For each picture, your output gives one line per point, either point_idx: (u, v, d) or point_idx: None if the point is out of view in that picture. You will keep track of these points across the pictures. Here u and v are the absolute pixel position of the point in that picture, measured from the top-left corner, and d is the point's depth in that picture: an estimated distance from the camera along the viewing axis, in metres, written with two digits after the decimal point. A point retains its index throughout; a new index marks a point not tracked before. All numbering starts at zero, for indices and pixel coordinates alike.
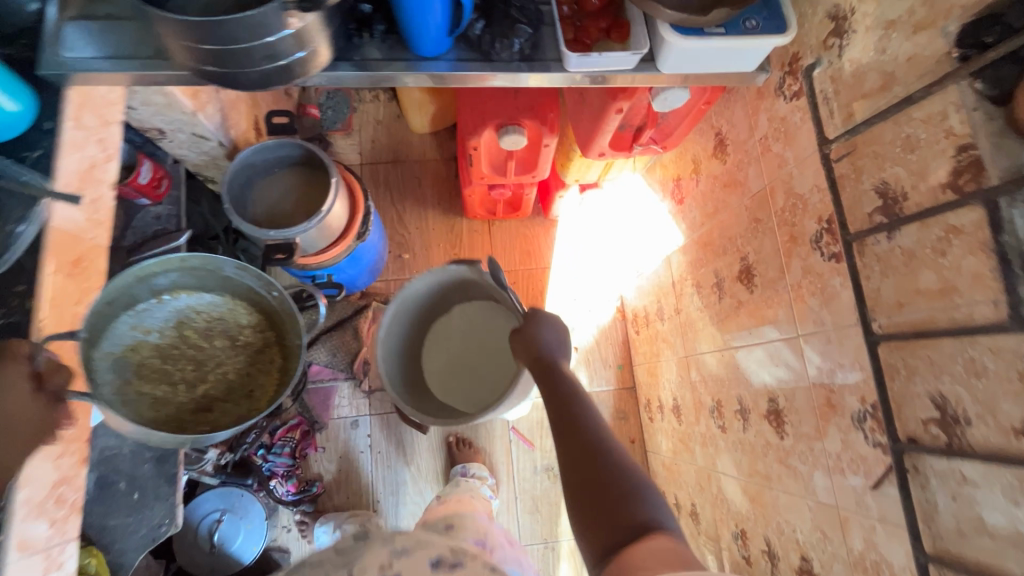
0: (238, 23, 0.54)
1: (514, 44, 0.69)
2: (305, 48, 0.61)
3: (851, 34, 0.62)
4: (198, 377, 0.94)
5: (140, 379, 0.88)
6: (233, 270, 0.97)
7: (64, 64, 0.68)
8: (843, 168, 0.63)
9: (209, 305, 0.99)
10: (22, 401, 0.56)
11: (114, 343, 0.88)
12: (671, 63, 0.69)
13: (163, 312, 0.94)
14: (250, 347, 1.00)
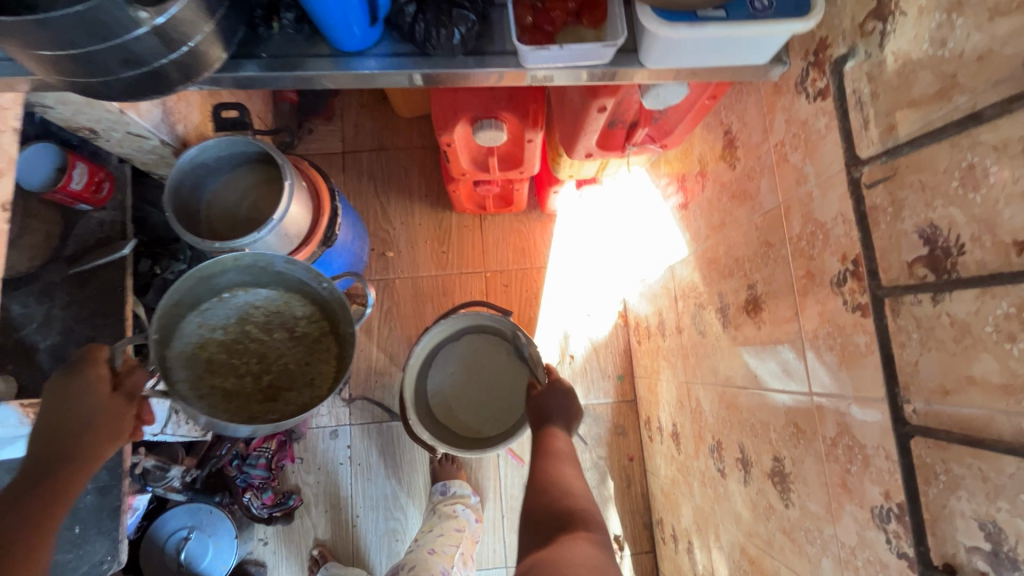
0: (73, 23, 0.42)
1: (454, 35, 0.54)
2: (181, 49, 0.48)
3: (897, 16, 0.46)
4: (263, 369, 0.89)
5: (210, 373, 0.86)
6: (281, 263, 0.88)
7: None
8: (876, 198, 0.48)
9: (267, 298, 0.92)
10: (101, 399, 0.69)
11: (183, 341, 0.86)
12: (656, 57, 0.54)
13: (225, 309, 0.90)
14: (311, 338, 0.92)
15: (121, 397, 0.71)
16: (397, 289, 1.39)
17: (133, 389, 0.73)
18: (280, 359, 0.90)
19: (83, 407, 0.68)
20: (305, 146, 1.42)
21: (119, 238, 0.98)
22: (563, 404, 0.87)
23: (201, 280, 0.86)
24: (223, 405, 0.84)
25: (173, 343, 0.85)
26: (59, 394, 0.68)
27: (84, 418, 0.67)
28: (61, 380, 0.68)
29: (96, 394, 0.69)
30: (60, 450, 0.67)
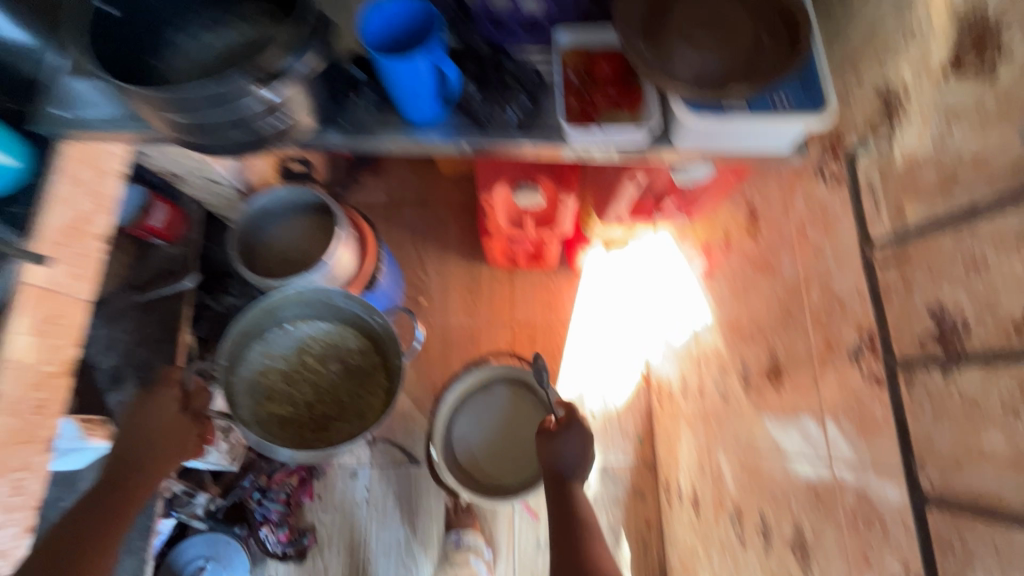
0: (201, 94, 0.52)
1: (510, 116, 0.62)
2: (279, 118, 0.58)
3: (903, 118, 0.52)
4: (315, 398, 1.04)
5: (270, 400, 1.02)
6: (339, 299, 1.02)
7: (61, 122, 0.67)
8: (889, 277, 0.52)
9: (325, 333, 1.07)
10: (173, 415, 0.88)
11: (250, 368, 1.02)
12: (687, 138, 0.61)
13: (287, 341, 1.05)
14: (357, 371, 1.05)
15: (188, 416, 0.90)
16: (427, 335, 1.45)
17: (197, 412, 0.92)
18: (331, 389, 1.05)
19: (161, 421, 0.86)
20: (354, 197, 1.54)
21: (182, 269, 1.08)
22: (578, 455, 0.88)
23: (266, 313, 1.01)
24: (280, 430, 1.00)
25: (242, 368, 1.01)
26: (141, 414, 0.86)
27: (160, 431, 0.85)
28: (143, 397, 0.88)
29: (173, 411, 0.88)
30: (135, 460, 0.82)
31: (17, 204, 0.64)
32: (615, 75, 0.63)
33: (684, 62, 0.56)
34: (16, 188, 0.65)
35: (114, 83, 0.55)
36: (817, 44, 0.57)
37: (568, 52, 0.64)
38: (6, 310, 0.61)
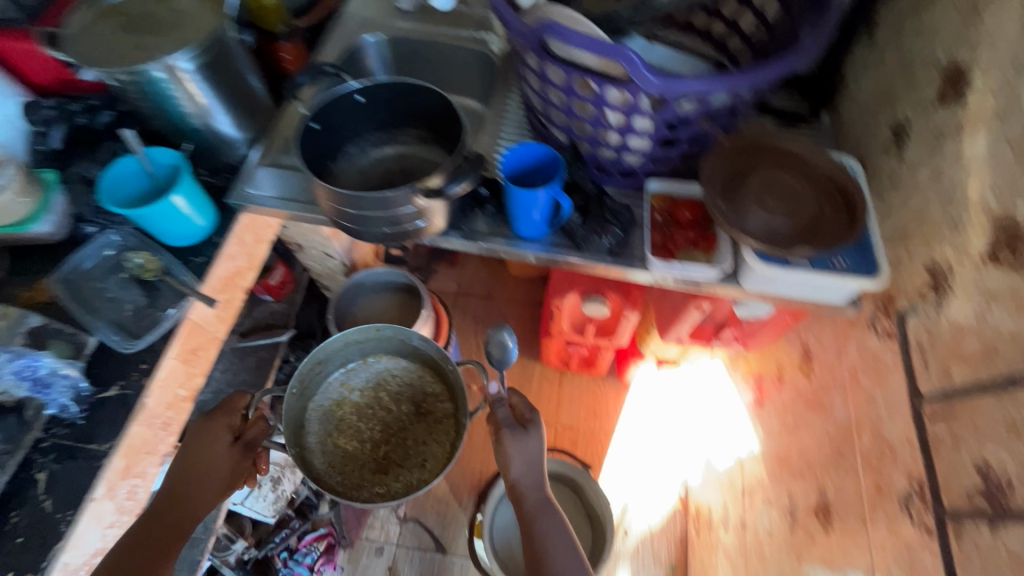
0: (375, 199, 0.68)
1: (603, 241, 0.75)
2: (422, 220, 0.73)
3: (949, 292, 0.60)
4: (383, 439, 0.97)
5: (339, 432, 0.97)
6: (416, 338, 0.99)
7: (247, 198, 0.84)
8: (938, 430, 0.58)
9: (405, 371, 1.03)
10: (226, 450, 0.78)
11: (325, 397, 0.99)
12: (753, 281, 0.71)
13: (365, 373, 1.02)
14: (431, 416, 0.99)
15: (240, 449, 0.80)
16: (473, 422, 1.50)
17: (251, 443, 0.81)
18: (401, 431, 0.99)
19: (203, 460, 0.76)
20: (429, 284, 1.70)
21: (282, 325, 1.22)
22: (538, 450, 0.82)
23: (346, 345, 0.99)
24: (341, 465, 0.94)
25: (317, 395, 0.99)
26: (188, 452, 0.76)
27: (212, 469, 0.76)
28: (203, 422, 0.79)
29: (223, 446, 0.78)
30: (185, 498, 0.73)
31: (198, 257, 0.80)
32: (694, 221, 0.75)
33: (756, 221, 0.68)
34: (201, 242, 0.80)
35: (313, 180, 0.70)
36: (870, 220, 0.68)
37: (654, 196, 0.77)
38: (169, 337, 0.73)
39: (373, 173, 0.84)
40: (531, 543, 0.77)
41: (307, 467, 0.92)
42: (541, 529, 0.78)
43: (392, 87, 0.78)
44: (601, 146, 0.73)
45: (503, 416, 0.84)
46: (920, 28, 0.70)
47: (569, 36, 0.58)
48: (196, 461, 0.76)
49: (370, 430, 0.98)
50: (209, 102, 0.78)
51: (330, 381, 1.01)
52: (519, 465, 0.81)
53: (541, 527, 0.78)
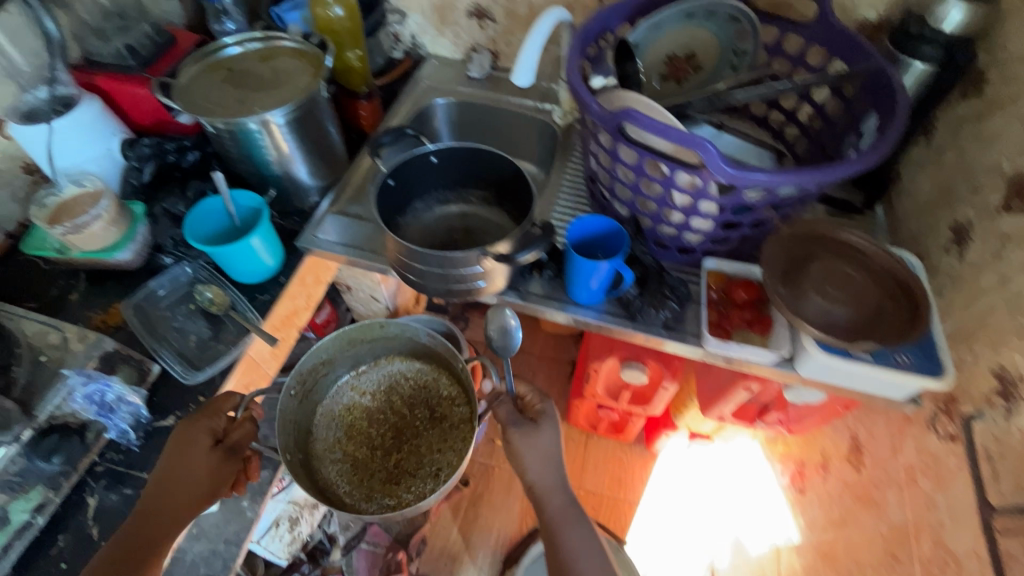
0: (442, 258, 0.71)
1: (658, 314, 0.75)
2: (483, 279, 0.75)
3: (1018, 400, 0.58)
4: (395, 447, 0.91)
5: (349, 439, 0.91)
6: (423, 333, 0.91)
7: (315, 241, 0.87)
8: (1011, 545, 0.56)
9: (417, 373, 0.96)
10: (205, 455, 0.65)
11: (335, 401, 0.93)
12: (809, 369, 0.70)
13: (378, 377, 0.96)
14: (447, 421, 0.91)
15: (222, 454, 0.67)
16: (494, 478, 1.46)
17: (238, 446, 0.68)
18: (414, 439, 0.91)
19: (179, 471, 0.64)
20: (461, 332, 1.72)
21: None
22: (553, 448, 0.87)
23: (349, 344, 0.91)
24: (351, 475, 0.87)
25: (327, 401, 0.93)
26: (166, 458, 0.64)
27: (191, 479, 0.64)
28: (185, 424, 0.66)
29: (202, 452, 0.65)
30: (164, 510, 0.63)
31: (263, 294, 0.82)
32: (749, 302, 0.76)
33: (814, 309, 0.69)
34: (267, 281, 0.83)
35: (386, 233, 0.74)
36: (935, 320, 0.68)
37: (710, 273, 0.78)
38: (229, 371, 0.75)
39: (437, 232, 0.87)
40: (556, 545, 0.83)
41: (314, 476, 0.85)
42: (565, 536, 0.83)
43: (464, 152, 0.82)
44: (662, 223, 0.75)
45: (509, 412, 0.89)
46: (983, 136, 0.72)
47: (647, 123, 0.62)
48: (172, 470, 0.64)
49: (382, 437, 0.91)
50: (291, 151, 0.83)
51: (339, 383, 0.95)
52: (538, 469, 0.86)
53: (565, 531, 0.83)
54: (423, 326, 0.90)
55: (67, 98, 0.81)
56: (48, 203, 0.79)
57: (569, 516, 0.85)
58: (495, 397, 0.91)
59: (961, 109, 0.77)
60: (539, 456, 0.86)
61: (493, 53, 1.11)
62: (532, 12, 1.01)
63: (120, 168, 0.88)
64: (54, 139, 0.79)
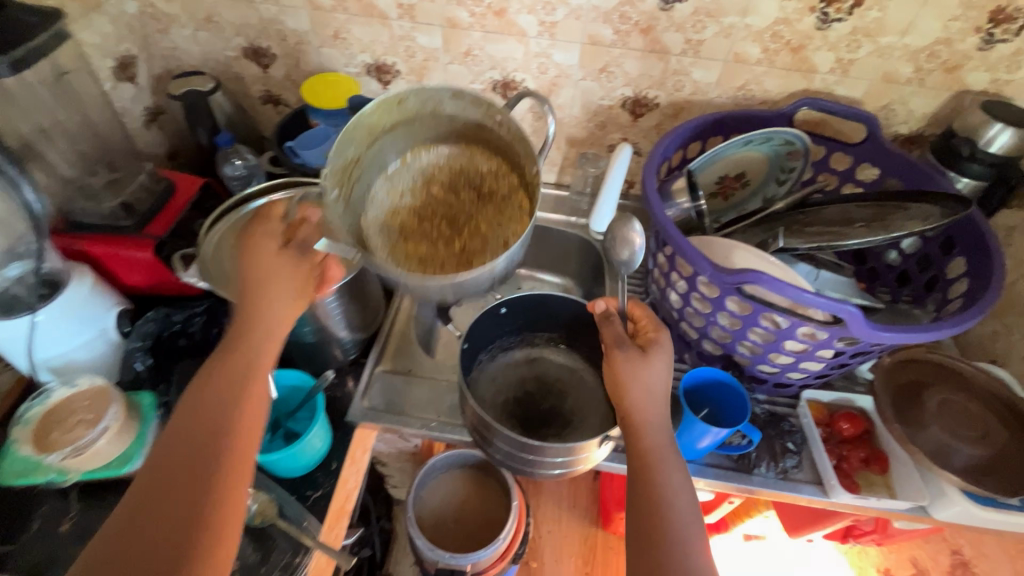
0: (555, 449, 0.61)
1: (775, 465, 0.69)
2: (565, 466, 0.64)
3: None
4: (454, 233, 0.71)
5: (404, 241, 0.71)
6: (448, 99, 0.71)
7: (367, 413, 0.75)
8: None
9: (450, 157, 0.78)
10: (270, 259, 0.57)
11: (375, 208, 0.74)
12: (946, 514, 0.65)
13: (409, 172, 0.77)
14: (498, 195, 0.74)
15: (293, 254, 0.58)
16: None
17: (306, 246, 0.59)
18: (471, 220, 0.72)
19: (262, 287, 0.56)
20: None
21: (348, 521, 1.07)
22: (664, 383, 0.60)
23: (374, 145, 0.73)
24: (418, 269, 0.66)
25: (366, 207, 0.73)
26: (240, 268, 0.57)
27: (264, 282, 0.56)
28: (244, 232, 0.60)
29: (271, 258, 0.57)
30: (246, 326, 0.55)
31: (315, 489, 0.69)
32: (861, 438, 0.71)
33: (940, 443, 0.66)
34: (317, 471, 0.71)
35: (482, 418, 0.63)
36: None
37: (809, 404, 0.75)
38: None
39: (507, 383, 0.78)
40: (650, 500, 0.55)
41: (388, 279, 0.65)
42: (659, 481, 0.56)
43: (534, 299, 0.75)
44: (764, 363, 0.71)
45: (615, 333, 0.63)
46: None
47: (779, 287, 0.57)
48: (251, 277, 0.56)
49: (439, 227, 0.71)
50: (330, 316, 0.71)
51: (373, 191, 0.75)
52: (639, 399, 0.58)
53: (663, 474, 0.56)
54: (441, 87, 0.70)
55: (52, 277, 0.68)
56: (30, 416, 0.64)
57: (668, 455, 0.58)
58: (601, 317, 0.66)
59: (1009, 219, 0.82)
60: (639, 379, 0.59)
61: None
62: (562, 129, 0.98)
63: (116, 348, 0.73)
64: (36, 334, 0.64)
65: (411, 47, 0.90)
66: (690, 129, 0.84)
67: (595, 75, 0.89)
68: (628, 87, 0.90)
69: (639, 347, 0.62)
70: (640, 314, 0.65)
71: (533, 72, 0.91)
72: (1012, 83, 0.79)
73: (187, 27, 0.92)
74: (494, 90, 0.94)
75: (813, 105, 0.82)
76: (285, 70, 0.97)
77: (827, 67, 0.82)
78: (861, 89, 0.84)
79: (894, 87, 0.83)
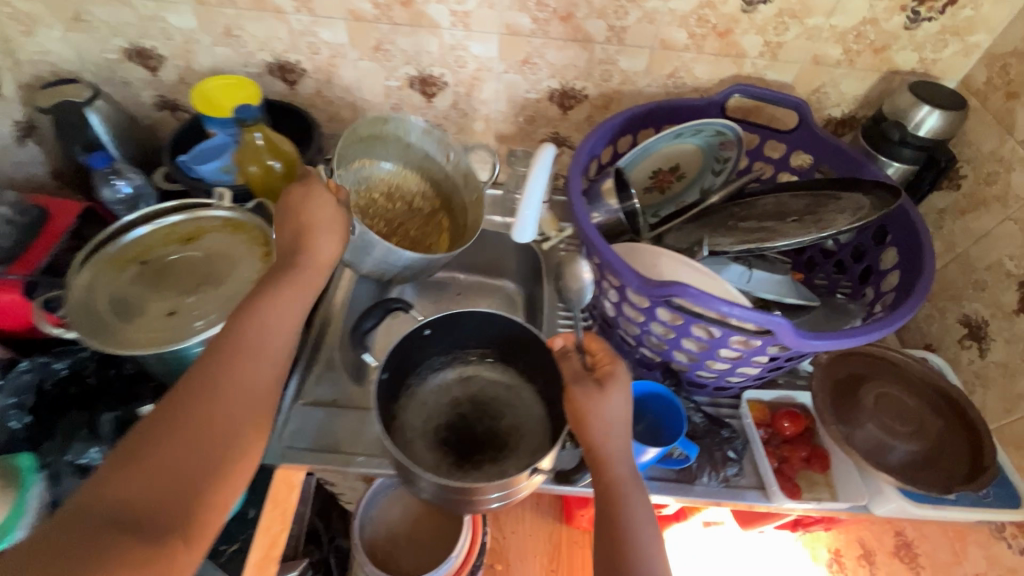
0: (494, 486, 0.57)
1: (718, 474, 0.67)
2: (501, 499, 0.60)
3: None
4: (392, 237, 0.82)
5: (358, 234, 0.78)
6: (416, 132, 0.85)
7: (286, 453, 0.68)
8: None
9: (387, 171, 0.87)
10: (324, 209, 0.60)
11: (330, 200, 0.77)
12: (884, 509, 0.64)
13: (358, 175, 0.83)
14: (425, 212, 0.88)
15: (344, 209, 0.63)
16: None
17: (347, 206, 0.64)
18: (402, 230, 0.84)
19: (312, 233, 0.58)
20: None
21: (293, 554, 1.01)
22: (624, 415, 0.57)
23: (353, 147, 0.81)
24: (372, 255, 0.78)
25: None
26: (297, 205, 0.60)
27: (312, 226, 0.59)
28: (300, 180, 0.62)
29: (326, 203, 0.60)
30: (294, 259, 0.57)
31: (230, 543, 0.63)
32: (800, 436, 0.70)
33: (875, 441, 0.65)
34: (231, 521, 0.64)
35: (400, 461, 0.57)
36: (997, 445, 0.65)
37: (751, 404, 0.73)
38: None
39: (439, 407, 0.73)
40: (612, 527, 0.54)
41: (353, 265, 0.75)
42: (621, 511, 0.54)
43: (459, 317, 0.70)
44: (702, 370, 0.68)
45: (573, 369, 0.61)
46: (972, 234, 0.76)
47: (708, 300, 0.53)
48: (307, 217, 0.59)
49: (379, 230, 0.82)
50: None
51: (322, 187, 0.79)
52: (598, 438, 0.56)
53: (628, 504, 0.54)
54: (418, 121, 0.83)
55: None
56: None
57: (636, 484, 0.56)
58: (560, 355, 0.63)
59: (940, 201, 0.81)
60: (598, 415, 0.56)
61: None
62: (489, 126, 0.92)
63: None
64: None
65: (315, 43, 0.82)
66: (618, 123, 0.79)
67: (517, 67, 0.83)
68: (554, 79, 0.84)
69: (597, 381, 0.58)
70: (596, 348, 0.61)
71: (451, 67, 0.84)
72: (938, 62, 0.77)
73: (54, 29, 0.81)
74: (412, 86, 0.87)
75: (746, 93, 0.78)
76: (177, 73, 0.87)
77: (756, 52, 0.78)
78: (792, 73, 0.81)
79: (824, 69, 0.80)
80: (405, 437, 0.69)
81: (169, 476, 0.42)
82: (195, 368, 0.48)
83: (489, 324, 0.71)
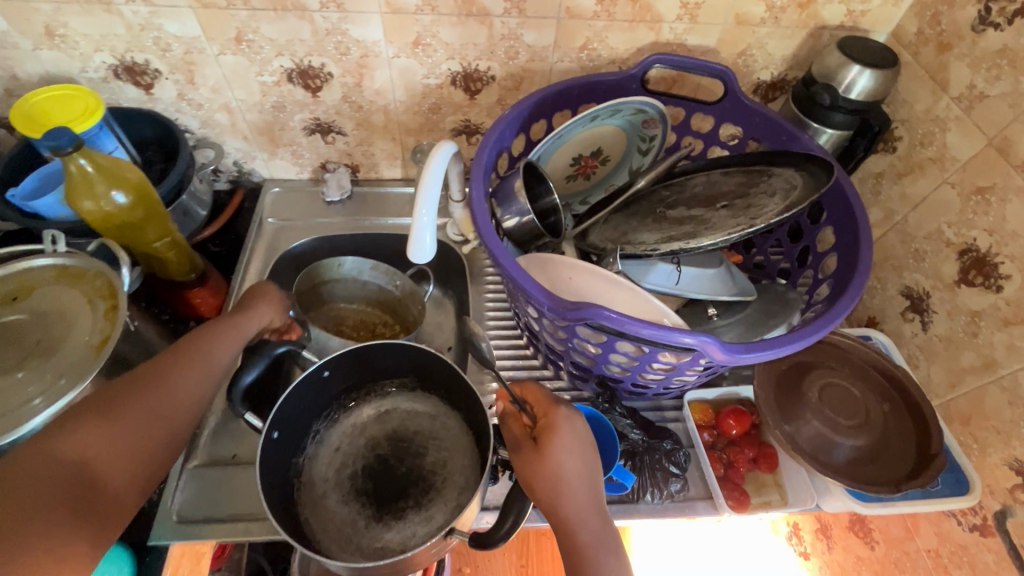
0: (404, 562, 0.50)
1: (662, 491, 0.62)
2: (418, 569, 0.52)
3: None
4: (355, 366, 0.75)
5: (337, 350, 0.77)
6: (365, 270, 0.79)
7: (177, 529, 0.60)
8: None
9: (359, 310, 0.82)
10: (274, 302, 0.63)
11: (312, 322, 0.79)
12: (834, 506, 0.60)
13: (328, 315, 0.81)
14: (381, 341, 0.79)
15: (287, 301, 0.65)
16: None
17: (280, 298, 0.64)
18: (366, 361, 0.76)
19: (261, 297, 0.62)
20: None
21: None
22: (575, 452, 0.52)
23: (310, 293, 0.79)
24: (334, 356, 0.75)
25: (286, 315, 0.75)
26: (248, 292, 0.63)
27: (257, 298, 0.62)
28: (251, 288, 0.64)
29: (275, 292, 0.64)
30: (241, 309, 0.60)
31: None
32: (747, 436, 0.65)
33: (821, 438, 0.61)
34: None
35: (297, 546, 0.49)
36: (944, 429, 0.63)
37: (693, 405, 0.68)
38: None
39: (355, 452, 0.65)
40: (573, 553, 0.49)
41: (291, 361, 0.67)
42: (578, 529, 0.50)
43: (361, 350, 0.61)
44: (637, 381, 0.62)
45: (516, 431, 0.56)
46: (909, 200, 0.71)
47: (628, 323, 0.47)
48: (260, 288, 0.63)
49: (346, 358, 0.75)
50: None
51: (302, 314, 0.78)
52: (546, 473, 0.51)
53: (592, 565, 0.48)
54: (363, 260, 0.78)
55: None
56: None
57: (603, 545, 0.49)
58: (505, 417, 0.58)
59: (876, 165, 0.76)
60: (540, 473, 0.51)
61: (352, 166, 0.89)
62: (390, 119, 0.81)
63: None
64: None
65: (162, 38, 0.69)
66: (528, 108, 0.69)
67: (409, 50, 0.72)
68: (454, 61, 0.74)
69: (535, 440, 0.53)
70: (533, 400, 0.57)
71: (332, 55, 0.72)
72: (868, 14, 0.70)
73: None
74: (291, 81, 0.75)
75: (665, 62, 0.70)
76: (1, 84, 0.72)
77: (673, 15, 0.70)
78: (714, 36, 0.73)
79: (748, 30, 0.72)
80: (316, 492, 0.61)
81: (119, 436, 0.45)
82: (139, 373, 0.50)
83: (399, 356, 0.63)
